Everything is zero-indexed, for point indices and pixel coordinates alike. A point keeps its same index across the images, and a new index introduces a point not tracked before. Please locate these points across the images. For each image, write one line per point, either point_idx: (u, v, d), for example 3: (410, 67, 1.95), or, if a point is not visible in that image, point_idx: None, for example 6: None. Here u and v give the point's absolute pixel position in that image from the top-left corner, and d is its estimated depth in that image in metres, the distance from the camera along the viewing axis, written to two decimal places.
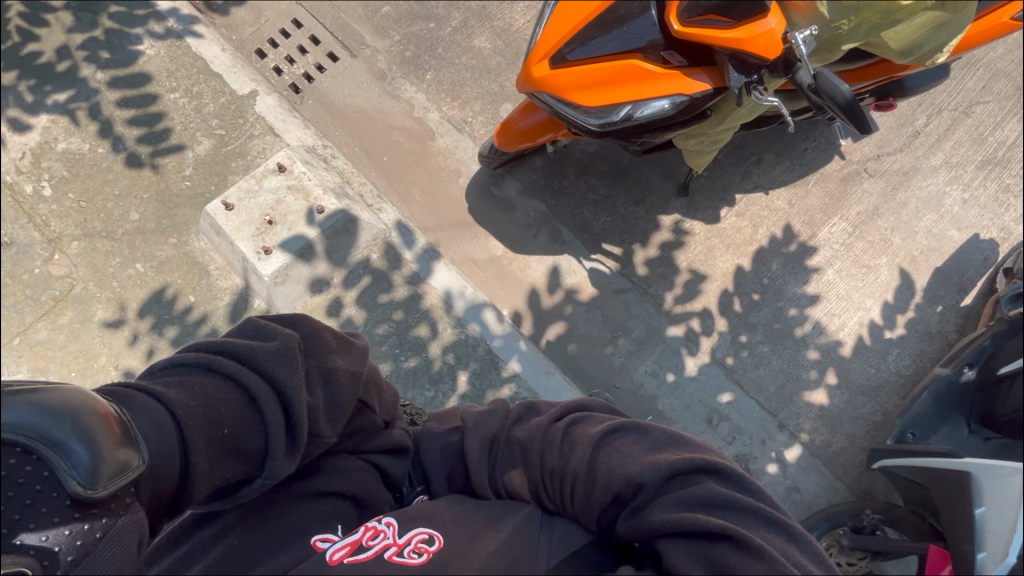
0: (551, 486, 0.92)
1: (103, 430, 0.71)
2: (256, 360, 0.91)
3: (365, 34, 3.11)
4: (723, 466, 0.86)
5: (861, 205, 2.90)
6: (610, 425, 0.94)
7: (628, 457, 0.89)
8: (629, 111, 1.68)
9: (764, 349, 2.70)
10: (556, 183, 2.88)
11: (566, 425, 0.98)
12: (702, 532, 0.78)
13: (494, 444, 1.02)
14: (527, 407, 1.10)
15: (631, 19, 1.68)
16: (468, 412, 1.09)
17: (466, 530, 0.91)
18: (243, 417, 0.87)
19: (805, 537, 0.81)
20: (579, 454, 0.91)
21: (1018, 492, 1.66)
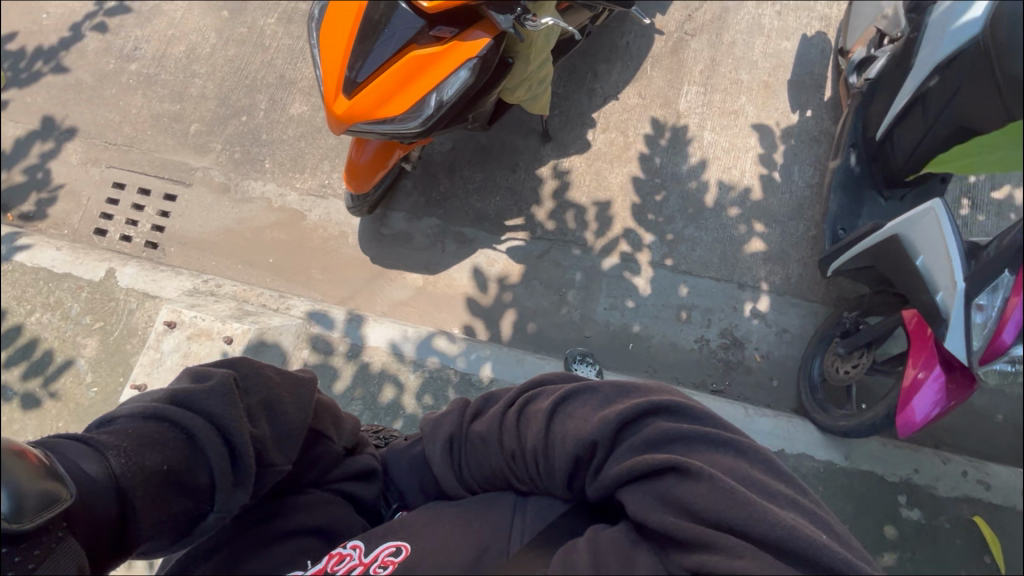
0: (517, 467, 0.88)
1: (23, 464, 0.65)
2: (190, 398, 0.86)
3: (187, 159, 3.02)
4: (671, 402, 0.81)
5: (699, 64, 3.02)
6: (560, 393, 0.88)
7: (580, 418, 0.83)
8: (437, 98, 1.67)
9: (690, 230, 2.78)
10: (434, 194, 2.88)
11: (520, 406, 0.92)
12: (651, 472, 0.74)
13: (455, 442, 0.98)
14: (487, 397, 1.03)
15: (389, 19, 1.66)
16: (431, 416, 1.05)
17: (437, 533, 0.87)
18: (188, 453, 0.83)
19: (756, 449, 0.76)
20: (534, 431, 0.86)
21: (942, 227, 1.78)
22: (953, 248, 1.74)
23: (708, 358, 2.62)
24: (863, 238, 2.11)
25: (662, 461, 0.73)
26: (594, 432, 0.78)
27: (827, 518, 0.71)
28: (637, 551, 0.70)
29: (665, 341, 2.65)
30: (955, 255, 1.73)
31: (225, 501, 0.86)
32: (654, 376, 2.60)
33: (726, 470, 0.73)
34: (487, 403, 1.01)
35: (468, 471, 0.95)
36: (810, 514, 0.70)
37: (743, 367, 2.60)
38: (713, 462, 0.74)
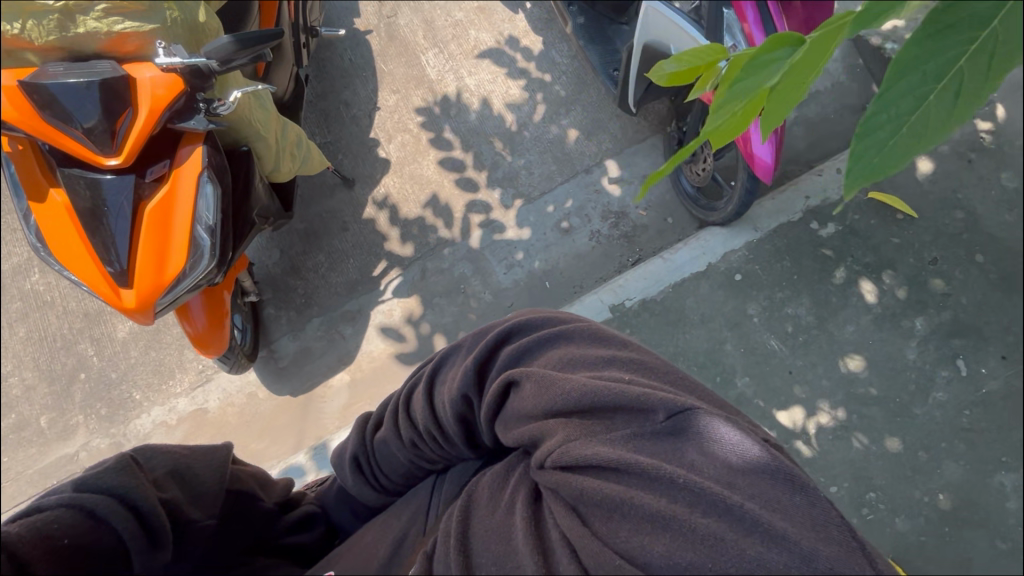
0: (422, 452, 0.96)
1: None
2: (86, 479, 0.80)
3: (62, 450, 2.75)
4: (516, 325, 0.92)
5: (419, 32, 3.09)
6: (434, 368, 0.98)
7: (447, 382, 0.92)
8: (205, 227, 1.65)
9: (517, 161, 2.86)
10: (298, 299, 2.78)
11: (408, 399, 1.01)
12: (502, 394, 0.83)
13: (362, 459, 1.08)
14: (384, 406, 1.11)
15: (101, 198, 1.52)
16: (338, 443, 1.15)
17: (362, 551, 0.95)
18: (83, 523, 0.77)
19: (582, 330, 0.88)
20: (420, 412, 0.95)
21: (670, 16, 1.93)
22: (688, 24, 1.90)
23: (610, 243, 2.71)
24: (630, 65, 2.24)
25: (502, 381, 0.82)
26: (460, 385, 0.87)
27: (646, 360, 0.81)
28: (509, 474, 0.80)
29: (570, 258, 2.72)
30: (692, 28, 1.89)
31: (142, 566, 0.82)
32: (583, 290, 2.66)
33: (558, 360, 0.84)
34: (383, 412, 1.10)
35: (381, 476, 1.06)
36: (626, 365, 0.80)
37: (639, 228, 2.72)
38: (548, 361, 0.85)
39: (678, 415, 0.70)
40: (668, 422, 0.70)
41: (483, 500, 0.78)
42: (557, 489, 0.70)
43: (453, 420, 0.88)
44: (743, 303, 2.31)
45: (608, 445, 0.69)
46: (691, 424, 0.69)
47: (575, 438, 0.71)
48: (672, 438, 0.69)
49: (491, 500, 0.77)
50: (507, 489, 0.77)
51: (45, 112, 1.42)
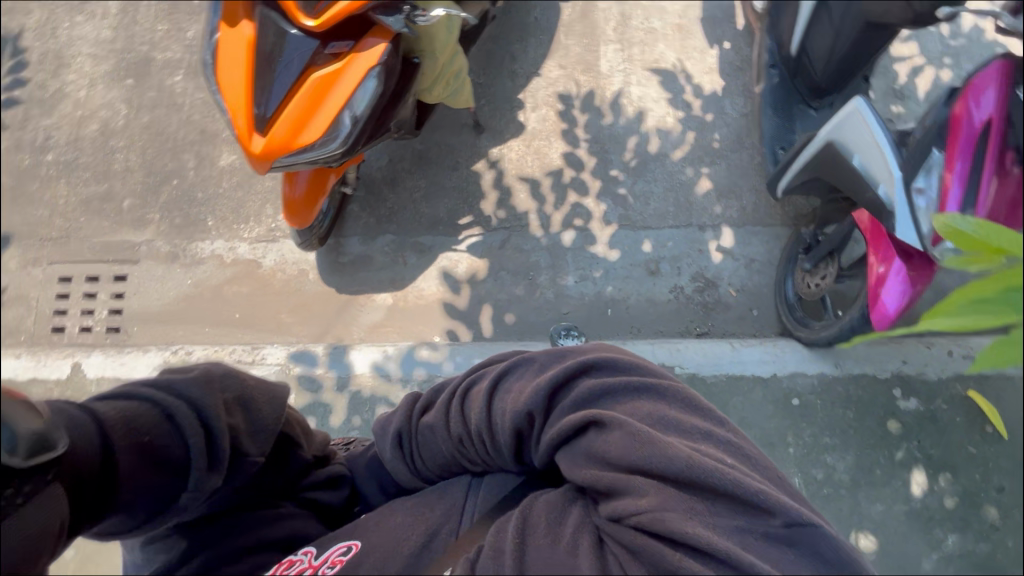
0: (466, 449, 0.95)
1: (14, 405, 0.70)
2: (176, 387, 0.92)
3: (130, 236, 2.94)
4: (599, 360, 0.89)
5: (611, 22, 3.03)
6: (498, 372, 0.96)
7: (514, 391, 0.91)
8: (350, 114, 1.65)
9: (640, 186, 2.80)
10: (383, 211, 2.85)
11: (464, 393, 0.99)
12: (576, 429, 0.82)
13: (404, 437, 1.06)
14: (437, 392, 1.09)
15: (281, 48, 1.60)
16: (380, 415, 1.13)
17: (388, 526, 0.95)
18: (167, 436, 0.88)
19: (671, 389, 0.85)
20: (477, 411, 0.93)
21: (870, 125, 1.83)
22: (884, 142, 1.78)
23: (687, 305, 2.64)
24: (801, 152, 2.15)
25: (585, 418, 0.81)
26: (528, 401, 0.86)
27: (749, 447, 0.79)
28: (570, 511, 0.81)
29: (642, 299, 2.66)
30: (886, 147, 1.77)
31: (196, 483, 0.90)
32: (639, 335, 2.61)
33: (645, 414, 0.81)
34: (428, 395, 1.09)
35: (420, 463, 1.03)
36: (725, 446, 0.77)
37: (721, 305, 2.63)
38: (634, 411, 0.82)
39: (797, 527, 0.68)
40: (784, 529, 0.68)
41: (544, 527, 0.78)
42: (641, 553, 0.70)
43: (513, 430, 0.87)
44: (786, 428, 2.22)
45: (715, 532, 0.68)
46: (812, 541, 0.68)
47: (671, 509, 0.70)
48: (785, 548, 0.68)
49: (554, 530, 0.78)
50: (571, 526, 0.78)
51: None
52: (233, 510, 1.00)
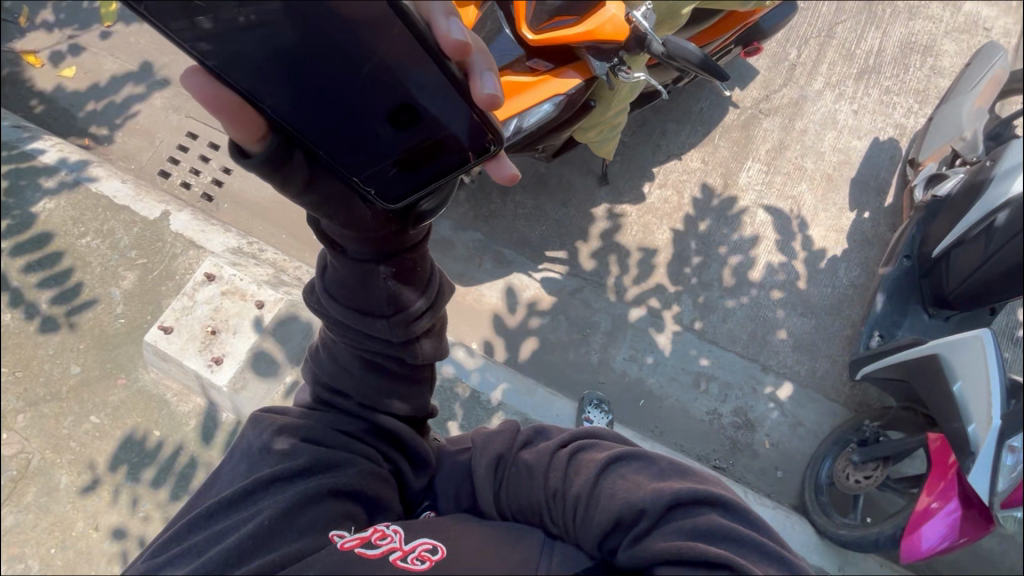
0: (555, 505, 0.92)
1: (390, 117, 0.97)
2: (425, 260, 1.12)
3: None
4: (730, 500, 0.81)
5: (767, 144, 3.06)
6: (615, 452, 0.92)
7: (631, 483, 0.86)
8: (517, 123, 1.73)
9: (726, 303, 2.77)
10: (484, 210, 2.93)
11: (571, 452, 0.97)
12: (699, 560, 0.73)
13: (500, 462, 1.06)
14: (540, 434, 1.10)
15: (490, 42, 1.71)
16: (486, 430, 1.15)
17: (469, 545, 0.92)
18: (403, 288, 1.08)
19: (806, 573, 0.75)
20: (583, 477, 0.91)
21: (987, 362, 1.75)
22: (995, 386, 1.71)
23: (717, 433, 2.57)
24: (901, 351, 2.06)
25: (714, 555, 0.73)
26: (646, 499, 0.81)
27: None
28: None
29: (678, 406, 2.62)
30: (995, 393, 1.70)
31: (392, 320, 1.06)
32: (659, 438, 2.56)
33: None
34: (537, 436, 1.09)
35: (502, 494, 1.02)
36: None
37: (750, 450, 2.55)
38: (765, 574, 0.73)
39: None
40: None
41: None
42: None
43: (616, 519, 0.82)
44: None
45: None
46: None
47: None
48: None
49: None
50: None
51: None
52: (366, 386, 1.06)
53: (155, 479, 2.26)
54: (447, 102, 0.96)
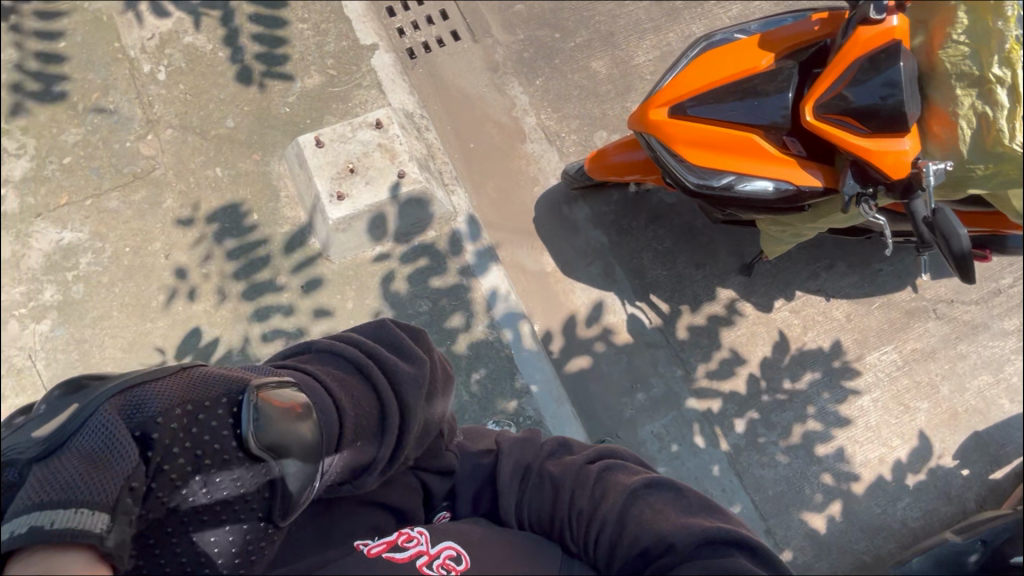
0: (577, 526, 1.09)
1: (287, 411, 0.98)
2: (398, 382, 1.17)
3: (493, 24, 3.13)
4: (753, 543, 0.98)
5: (919, 343, 2.81)
6: (643, 481, 1.12)
7: (659, 515, 1.04)
8: (730, 181, 1.71)
9: (775, 451, 2.64)
10: (625, 222, 2.87)
11: (600, 471, 1.17)
12: None
13: (526, 471, 1.24)
14: (559, 446, 1.29)
15: (764, 95, 1.68)
16: (510, 440, 1.32)
17: (491, 553, 1.07)
18: (361, 368, 1.16)
19: None
20: (610, 503, 1.09)
21: None
22: None
23: None
24: None
25: None
26: (676, 534, 0.99)
27: None
28: None
29: None
30: None
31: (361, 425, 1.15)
32: None
33: None
34: (560, 449, 1.28)
35: (524, 504, 1.18)
36: None
37: None
38: None
39: None
40: None
41: None
42: None
43: (644, 547, 1.00)
44: None
45: None
46: None
47: None
48: None
49: None
50: None
51: (864, 58, 1.50)
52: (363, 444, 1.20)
53: (232, 252, 2.45)
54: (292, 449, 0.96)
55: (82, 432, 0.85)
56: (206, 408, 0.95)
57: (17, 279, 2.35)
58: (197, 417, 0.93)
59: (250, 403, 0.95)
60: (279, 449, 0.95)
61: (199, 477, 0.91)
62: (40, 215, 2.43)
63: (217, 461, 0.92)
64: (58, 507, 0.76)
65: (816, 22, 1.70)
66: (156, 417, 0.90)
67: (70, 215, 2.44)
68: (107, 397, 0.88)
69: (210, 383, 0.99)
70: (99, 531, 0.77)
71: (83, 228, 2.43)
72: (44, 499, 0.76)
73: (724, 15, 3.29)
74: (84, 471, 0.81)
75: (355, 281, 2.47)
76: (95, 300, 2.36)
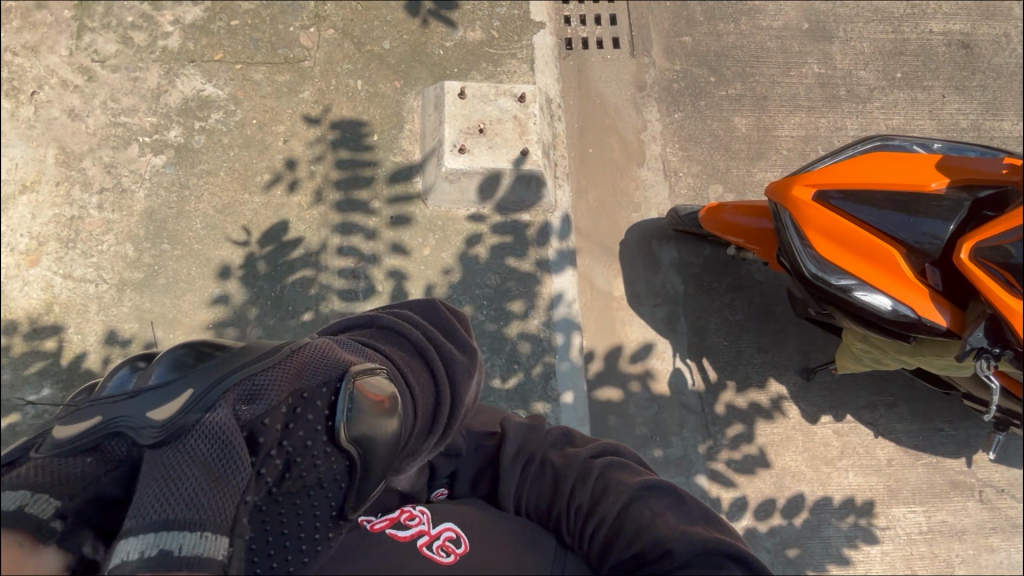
0: (574, 518, 1.08)
1: (375, 402, 1.03)
2: (456, 372, 1.22)
3: (656, 45, 3.12)
4: (751, 560, 0.97)
5: (951, 517, 2.67)
6: (647, 483, 1.10)
7: (660, 518, 1.04)
8: (849, 285, 1.66)
9: (764, 558, 2.55)
10: (706, 280, 2.83)
11: (604, 467, 1.15)
12: None
13: (530, 457, 1.20)
14: (560, 435, 1.26)
15: (920, 215, 1.62)
16: (513, 422, 1.27)
17: (491, 540, 1.05)
18: (427, 355, 1.21)
19: None
20: (610, 501, 1.07)
21: None
22: None
23: None
24: None
25: None
26: (676, 542, 0.98)
27: None
28: None
29: None
30: None
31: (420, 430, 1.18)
32: None
33: None
34: (565, 440, 1.25)
35: (524, 490, 1.15)
36: None
37: None
38: None
39: None
40: None
41: None
42: None
43: (641, 551, 0.99)
44: None
45: None
46: None
47: None
48: None
49: None
50: None
51: None
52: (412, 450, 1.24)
53: (343, 162, 2.54)
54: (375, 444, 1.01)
55: (200, 430, 0.90)
56: (306, 400, 1.03)
57: (152, 110, 2.49)
58: (298, 408, 1.02)
59: (347, 392, 1.02)
60: (366, 441, 1.00)
61: (286, 475, 0.96)
62: (192, 62, 2.57)
63: (307, 457, 0.99)
64: (185, 531, 0.77)
65: (1005, 165, 1.61)
66: (263, 418, 0.97)
67: (218, 71, 2.57)
68: (225, 389, 0.93)
69: (311, 367, 1.06)
70: (220, 557, 0.77)
71: (224, 88, 2.56)
72: (171, 516, 0.79)
73: (882, 122, 3.19)
74: (204, 483, 0.84)
75: (440, 232, 2.52)
76: (209, 155, 2.48)
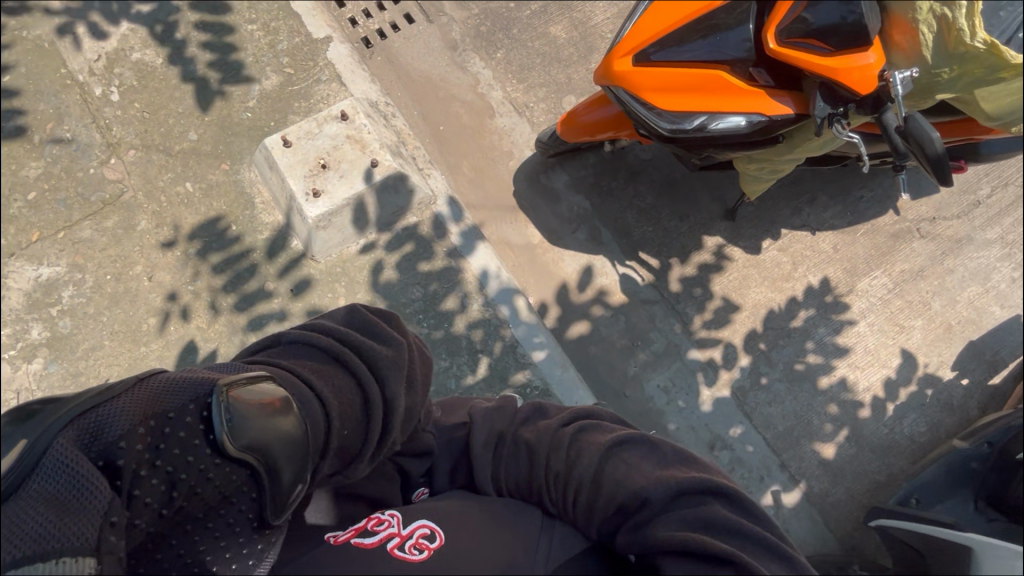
0: (553, 487, 1.08)
1: (263, 411, 0.94)
2: (377, 363, 1.17)
3: (445, 2, 3.07)
4: (730, 491, 1.00)
5: (907, 263, 2.85)
6: (619, 438, 1.10)
7: (635, 470, 1.04)
8: (704, 121, 1.72)
9: (780, 388, 2.68)
10: (604, 183, 2.86)
11: (575, 431, 1.15)
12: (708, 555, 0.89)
13: (500, 438, 1.21)
14: (531, 411, 1.27)
15: (726, 30, 1.66)
16: (481, 408, 1.29)
17: (468, 523, 1.04)
18: (339, 355, 1.15)
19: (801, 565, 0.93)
20: (584, 464, 1.07)
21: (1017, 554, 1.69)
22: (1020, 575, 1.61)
23: None
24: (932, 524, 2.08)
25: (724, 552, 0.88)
26: (652, 488, 0.99)
27: None
28: None
29: None
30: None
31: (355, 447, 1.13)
32: None
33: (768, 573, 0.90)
34: (536, 414, 1.26)
35: (501, 470, 1.16)
36: None
37: None
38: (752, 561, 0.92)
39: None
40: None
41: None
42: None
43: (620, 505, 1.00)
44: None
45: None
46: None
47: None
48: None
49: None
50: None
51: None
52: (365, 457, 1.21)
53: (219, 267, 2.42)
54: (276, 454, 0.94)
55: (39, 468, 0.76)
56: (174, 420, 0.93)
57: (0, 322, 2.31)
58: (165, 429, 0.91)
59: (221, 405, 0.93)
60: (260, 447, 0.92)
61: (175, 494, 0.89)
62: (13, 255, 2.38)
63: (194, 472, 0.91)
64: (39, 565, 0.69)
65: None
66: (119, 441, 0.86)
67: (45, 251, 2.39)
68: (61, 428, 0.80)
69: (174, 389, 0.96)
70: None
71: (60, 262, 2.39)
72: (19, 556, 0.70)
73: None
74: (53, 517, 0.73)
75: (345, 278, 2.46)
76: (83, 332, 2.32)
